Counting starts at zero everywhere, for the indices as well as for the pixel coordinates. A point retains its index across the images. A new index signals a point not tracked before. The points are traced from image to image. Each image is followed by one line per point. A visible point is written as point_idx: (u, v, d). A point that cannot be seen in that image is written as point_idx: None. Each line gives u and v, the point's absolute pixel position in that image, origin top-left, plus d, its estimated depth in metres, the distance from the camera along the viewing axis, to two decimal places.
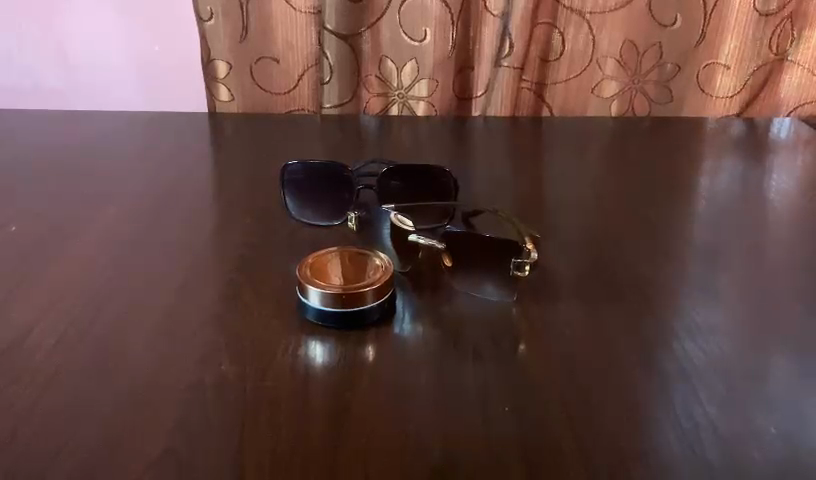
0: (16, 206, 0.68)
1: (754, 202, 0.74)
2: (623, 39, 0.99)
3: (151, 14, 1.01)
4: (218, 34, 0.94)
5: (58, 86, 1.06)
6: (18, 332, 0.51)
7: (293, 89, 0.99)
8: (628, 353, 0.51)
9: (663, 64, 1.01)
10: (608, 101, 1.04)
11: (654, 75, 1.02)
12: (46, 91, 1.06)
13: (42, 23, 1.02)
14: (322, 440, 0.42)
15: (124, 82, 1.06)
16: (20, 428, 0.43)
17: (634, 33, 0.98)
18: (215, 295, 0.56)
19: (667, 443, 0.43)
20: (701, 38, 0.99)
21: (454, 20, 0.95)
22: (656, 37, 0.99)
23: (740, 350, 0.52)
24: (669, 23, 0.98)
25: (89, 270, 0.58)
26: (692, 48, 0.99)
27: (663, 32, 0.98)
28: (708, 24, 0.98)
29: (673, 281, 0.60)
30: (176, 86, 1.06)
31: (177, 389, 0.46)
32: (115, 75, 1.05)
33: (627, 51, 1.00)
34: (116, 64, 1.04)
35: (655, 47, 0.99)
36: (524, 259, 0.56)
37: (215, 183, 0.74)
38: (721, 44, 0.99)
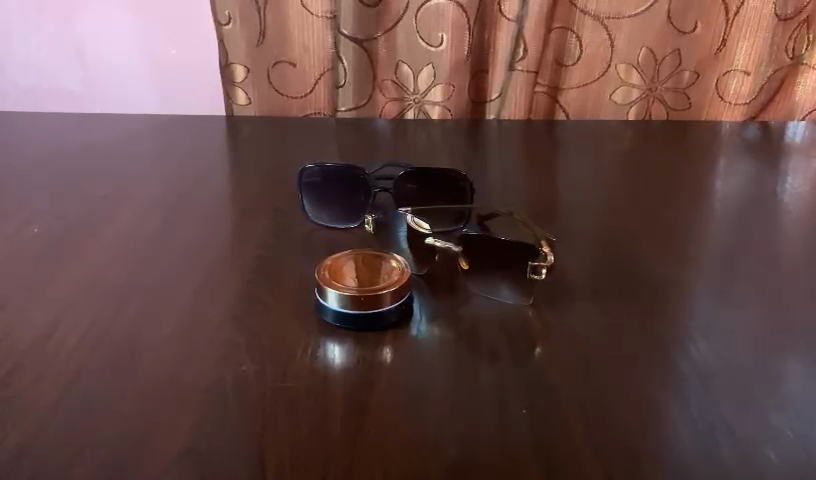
0: (37, 207, 0.70)
1: (767, 205, 0.74)
2: (639, 43, 0.99)
3: (169, 17, 1.02)
4: (235, 38, 0.95)
5: (75, 89, 1.07)
6: (41, 331, 0.52)
7: (309, 93, 0.99)
8: (643, 355, 0.52)
9: (678, 69, 1.01)
10: (626, 108, 1.04)
11: (672, 83, 1.02)
12: (64, 94, 1.07)
13: (58, 26, 1.03)
14: (342, 439, 0.43)
15: (141, 86, 1.07)
16: (44, 425, 0.44)
17: (649, 38, 0.98)
18: (233, 295, 0.57)
19: (680, 443, 0.44)
20: (720, 47, 1.00)
21: (469, 24, 0.95)
22: (673, 44, 0.99)
23: (753, 351, 0.52)
24: (685, 27, 0.98)
25: (109, 271, 0.59)
26: (713, 54, 1.00)
27: (679, 37, 0.98)
28: (730, 31, 0.98)
29: (687, 283, 0.61)
30: (190, 87, 1.07)
31: (197, 388, 0.47)
32: (133, 78, 1.06)
33: (644, 59, 1.00)
34: (134, 67, 1.06)
35: (674, 54, 1.00)
36: (539, 262, 0.57)
37: (232, 184, 0.75)
38: (736, 47, 0.99)
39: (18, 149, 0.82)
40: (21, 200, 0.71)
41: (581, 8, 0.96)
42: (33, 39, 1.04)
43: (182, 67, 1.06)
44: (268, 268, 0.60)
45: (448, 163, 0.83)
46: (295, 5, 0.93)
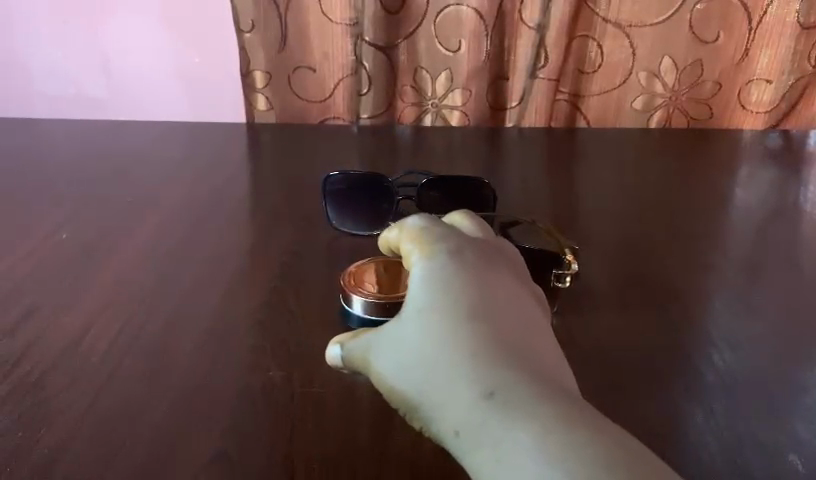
0: (65, 213, 0.71)
1: (787, 214, 0.74)
2: (661, 52, 0.99)
3: (196, 32, 1.04)
4: (258, 44, 0.95)
5: (98, 96, 1.09)
6: (71, 335, 0.53)
7: (327, 97, 1.00)
8: (667, 362, 0.52)
9: (699, 79, 1.01)
10: (648, 115, 1.04)
11: (695, 91, 1.02)
12: (87, 101, 1.09)
13: (84, 36, 1.04)
14: (369, 445, 0.44)
15: (163, 95, 1.08)
16: (77, 428, 0.45)
17: (672, 47, 0.99)
18: (260, 300, 0.57)
19: (708, 449, 0.44)
20: (745, 54, 1.00)
21: (488, 29, 0.95)
22: (697, 53, 0.99)
23: (776, 360, 0.52)
24: (707, 36, 0.98)
25: (137, 276, 0.60)
26: (735, 64, 1.00)
27: (702, 45, 0.98)
28: (753, 40, 0.98)
29: (710, 291, 0.61)
30: (212, 98, 1.08)
31: (226, 392, 0.48)
32: (156, 87, 1.08)
33: (667, 68, 1.00)
34: (157, 77, 1.07)
35: (697, 63, 1.00)
36: (563, 271, 0.57)
37: (256, 189, 0.76)
38: (758, 55, 1.00)
39: (44, 156, 0.83)
40: (50, 206, 0.72)
41: (602, 14, 0.96)
42: (57, 47, 1.05)
43: (204, 77, 1.07)
44: (294, 274, 0.61)
45: (468, 169, 0.84)
46: (314, 11, 0.94)
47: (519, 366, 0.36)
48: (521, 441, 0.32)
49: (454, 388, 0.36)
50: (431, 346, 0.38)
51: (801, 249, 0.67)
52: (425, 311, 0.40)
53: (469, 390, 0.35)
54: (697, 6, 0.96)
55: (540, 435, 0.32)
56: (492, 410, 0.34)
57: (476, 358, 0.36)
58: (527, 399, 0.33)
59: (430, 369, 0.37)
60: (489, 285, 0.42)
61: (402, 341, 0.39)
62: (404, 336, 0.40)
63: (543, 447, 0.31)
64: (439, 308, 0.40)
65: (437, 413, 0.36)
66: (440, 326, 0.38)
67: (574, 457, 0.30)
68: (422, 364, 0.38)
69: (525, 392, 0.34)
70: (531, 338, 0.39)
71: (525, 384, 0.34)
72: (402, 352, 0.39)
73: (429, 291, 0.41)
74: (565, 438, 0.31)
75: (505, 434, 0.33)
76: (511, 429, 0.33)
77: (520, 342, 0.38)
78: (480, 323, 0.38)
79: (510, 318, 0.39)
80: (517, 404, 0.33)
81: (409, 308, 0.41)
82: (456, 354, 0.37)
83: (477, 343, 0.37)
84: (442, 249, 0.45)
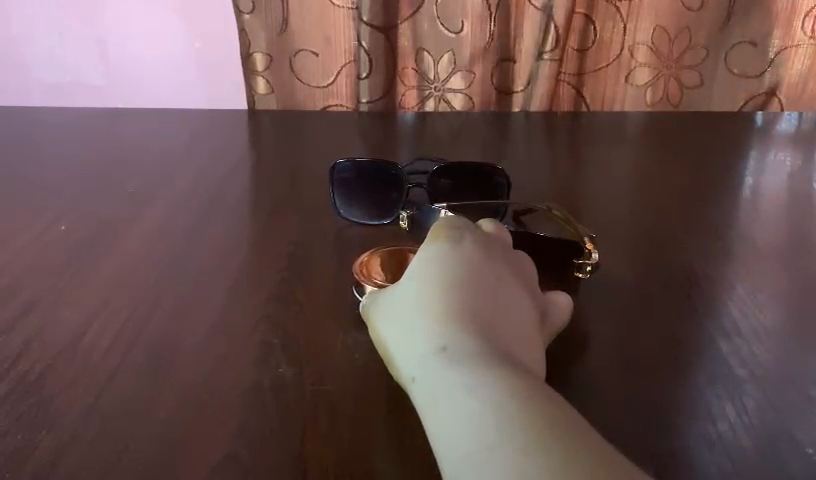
0: (64, 205, 0.69)
1: (803, 199, 0.72)
2: (656, 26, 1.05)
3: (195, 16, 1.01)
4: (263, 26, 0.93)
5: (96, 85, 1.06)
6: (72, 331, 0.51)
7: (331, 84, 0.98)
8: (694, 354, 0.50)
9: (693, 47, 1.07)
10: (641, 89, 1.10)
11: (684, 60, 1.08)
12: (88, 89, 1.06)
13: (82, 16, 1.01)
14: (387, 443, 0.42)
15: (163, 85, 1.06)
16: (79, 429, 0.43)
17: (667, 20, 1.05)
18: (267, 294, 0.55)
19: (745, 446, 0.42)
20: (728, 19, 1.05)
21: (492, 16, 0.95)
22: (685, 21, 1.05)
23: (809, 352, 0.50)
24: (697, 6, 1.04)
25: (138, 271, 0.58)
26: (718, 30, 1.06)
27: (692, 16, 1.04)
28: (733, 6, 1.04)
29: (732, 280, 0.59)
30: (211, 86, 1.06)
31: (234, 389, 0.46)
32: (156, 75, 1.05)
33: (660, 37, 1.06)
34: (155, 65, 1.04)
35: (685, 31, 1.06)
36: (583, 260, 0.57)
37: (259, 179, 0.74)
38: (748, 24, 1.05)
39: (42, 146, 0.81)
40: (49, 198, 0.70)
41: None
42: (56, 34, 1.02)
43: (205, 66, 1.04)
44: (301, 265, 0.59)
45: (477, 156, 0.81)
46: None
47: (478, 329, 0.39)
48: (456, 389, 0.35)
49: (420, 341, 0.40)
50: (411, 308, 0.42)
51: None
52: (413, 279, 0.44)
53: (429, 344, 0.39)
54: None
55: (472, 384, 0.35)
56: (441, 363, 0.37)
57: (443, 319, 0.40)
58: (473, 356, 0.37)
59: (408, 326, 0.42)
60: (478, 259, 0.45)
61: (394, 301, 0.44)
62: (396, 297, 0.44)
63: (473, 393, 0.35)
64: (424, 275, 0.44)
65: (407, 363, 0.40)
66: (424, 288, 0.43)
67: (493, 403, 0.33)
68: (404, 323, 0.42)
69: (473, 350, 0.37)
70: (501, 306, 0.42)
71: (476, 345, 0.38)
72: (392, 312, 0.44)
73: (420, 262, 0.45)
74: (492, 389, 0.34)
75: (446, 385, 0.36)
76: (452, 378, 0.36)
77: (488, 309, 0.41)
78: (453, 288, 0.42)
79: (488, 286, 0.43)
80: (464, 359, 0.37)
81: (405, 275, 0.46)
82: (430, 315, 0.41)
83: (445, 308, 0.40)
84: (448, 223, 0.48)
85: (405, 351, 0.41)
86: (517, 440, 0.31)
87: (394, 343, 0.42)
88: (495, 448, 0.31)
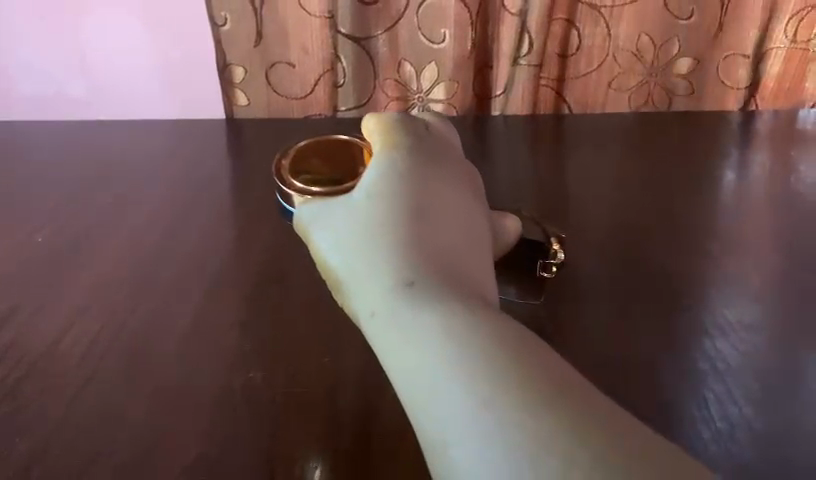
0: (45, 211, 0.71)
1: (783, 207, 0.71)
2: (640, 36, 0.86)
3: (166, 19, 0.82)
4: (235, 39, 0.81)
5: (42, 90, 0.89)
6: (48, 342, 0.55)
7: (309, 95, 0.86)
8: (662, 351, 0.55)
9: (680, 59, 0.88)
10: (626, 98, 0.91)
11: (670, 69, 0.89)
12: (63, 99, 0.89)
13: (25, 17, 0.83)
14: (353, 450, 0.46)
15: (122, 89, 0.89)
16: (53, 439, 0.48)
17: (652, 34, 0.86)
18: (240, 300, 0.58)
19: (752, 434, 0.49)
20: (717, 33, 0.86)
21: (473, 22, 0.82)
22: (673, 29, 0.85)
23: (773, 345, 0.55)
24: (688, 17, 0.84)
25: (116, 274, 0.61)
26: (709, 40, 0.86)
27: (681, 29, 0.85)
28: (727, 13, 0.84)
29: (697, 284, 0.61)
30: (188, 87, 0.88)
31: (206, 397, 0.50)
32: (111, 78, 0.88)
33: (646, 46, 0.87)
34: (106, 60, 0.86)
35: (674, 41, 0.86)
36: (549, 260, 0.58)
37: (237, 182, 0.75)
38: (738, 31, 0.85)
39: (26, 151, 0.82)
40: (32, 202, 0.72)
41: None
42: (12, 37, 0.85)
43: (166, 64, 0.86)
44: (275, 270, 0.61)
45: None
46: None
47: (432, 257, 0.42)
48: (417, 326, 0.39)
49: (376, 269, 0.43)
50: (369, 243, 0.44)
51: (794, 251, 0.65)
52: (370, 210, 0.46)
53: (395, 282, 0.41)
54: None
55: (436, 322, 0.38)
56: (407, 302, 0.40)
57: (399, 247, 0.43)
58: (437, 294, 0.40)
59: (361, 250, 0.44)
60: (429, 183, 0.48)
61: (344, 224, 0.47)
62: (345, 217, 0.47)
63: (437, 333, 0.38)
64: (377, 202, 0.46)
65: (359, 288, 0.44)
66: (377, 215, 0.45)
67: (466, 353, 0.36)
68: (356, 247, 0.45)
69: (438, 289, 0.40)
70: (463, 240, 0.46)
71: (440, 284, 0.41)
72: (339, 232, 0.46)
73: (375, 192, 0.47)
74: (454, 329, 0.37)
75: (414, 325, 0.39)
76: (412, 313, 0.39)
77: (449, 244, 0.44)
78: (414, 224, 0.44)
79: (438, 213, 0.46)
80: (429, 298, 0.40)
81: (359, 200, 0.47)
82: (386, 248, 0.43)
83: (407, 243, 0.43)
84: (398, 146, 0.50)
85: (357, 275, 0.44)
86: (488, 386, 0.35)
87: (343, 264, 0.45)
88: (466, 392, 0.35)
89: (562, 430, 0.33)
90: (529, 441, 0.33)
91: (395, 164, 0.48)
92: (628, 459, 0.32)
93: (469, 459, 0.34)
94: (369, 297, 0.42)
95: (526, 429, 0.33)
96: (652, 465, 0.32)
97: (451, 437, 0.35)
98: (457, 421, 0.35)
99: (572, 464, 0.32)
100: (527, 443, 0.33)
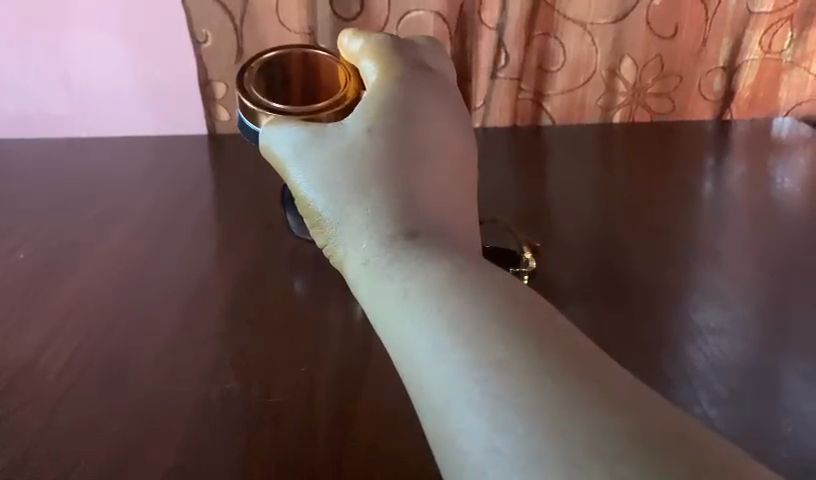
0: (28, 228, 0.72)
1: (761, 217, 0.72)
2: (624, 53, 0.82)
3: (141, 37, 0.79)
4: (215, 58, 0.80)
5: (15, 111, 0.85)
6: (30, 353, 0.56)
7: None
8: (633, 357, 0.57)
9: (666, 77, 0.84)
10: (608, 114, 0.88)
11: (655, 86, 0.85)
12: (41, 123, 0.86)
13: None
14: (326, 456, 0.48)
15: (101, 109, 0.85)
16: (33, 447, 0.49)
17: (636, 50, 0.82)
18: (221, 314, 0.59)
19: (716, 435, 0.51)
20: (703, 45, 0.82)
21: (451, 34, 0.80)
22: (655, 48, 0.82)
23: (749, 354, 0.57)
24: (672, 33, 0.80)
25: (98, 293, 0.62)
26: (695, 55, 0.82)
27: (666, 45, 0.81)
28: (712, 27, 0.80)
29: (667, 295, 0.63)
30: (169, 107, 0.85)
31: (186, 404, 0.52)
32: (88, 98, 0.84)
33: (626, 66, 0.83)
34: (84, 80, 0.82)
35: (656, 60, 0.83)
36: (521, 268, 0.63)
37: (220, 196, 0.76)
38: (713, 45, 0.82)
39: (8, 173, 0.83)
40: (15, 220, 0.73)
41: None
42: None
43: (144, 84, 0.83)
44: (256, 285, 0.62)
45: None
46: (271, 9, 0.77)
47: (420, 217, 0.46)
48: (407, 285, 0.41)
49: (368, 231, 0.46)
50: (360, 197, 0.47)
51: (772, 260, 0.67)
52: (361, 163, 0.48)
53: (387, 236, 0.45)
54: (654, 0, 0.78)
55: (428, 282, 0.41)
56: (398, 254, 0.43)
57: (386, 207, 0.46)
58: (426, 248, 0.43)
59: (351, 205, 0.47)
60: (421, 127, 0.50)
61: (330, 170, 0.49)
62: (332, 163, 0.49)
63: (429, 295, 0.40)
64: (362, 158, 0.48)
65: (350, 242, 0.47)
66: (365, 170, 0.48)
67: (453, 314, 0.39)
68: (348, 197, 0.48)
69: (428, 246, 0.43)
70: (451, 190, 0.49)
71: (431, 241, 0.44)
72: (329, 173, 0.49)
73: (366, 144, 0.49)
74: (447, 291, 0.40)
75: (406, 277, 0.42)
76: (402, 274, 0.42)
77: (438, 195, 0.48)
78: (402, 178, 0.47)
79: (427, 165, 0.48)
80: (417, 254, 0.43)
81: (348, 147, 0.49)
82: (377, 202, 0.46)
83: (397, 199, 0.46)
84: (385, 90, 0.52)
85: (348, 232, 0.47)
86: (483, 350, 0.37)
87: (334, 215, 0.49)
88: (461, 355, 0.37)
89: (559, 394, 0.34)
90: (526, 407, 0.35)
91: (384, 111, 0.50)
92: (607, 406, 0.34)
93: (470, 420, 0.36)
94: (361, 253, 0.45)
95: (524, 396, 0.35)
96: (642, 421, 0.34)
97: (446, 400, 0.37)
98: (453, 386, 0.37)
99: (568, 431, 0.33)
100: (524, 410, 0.35)
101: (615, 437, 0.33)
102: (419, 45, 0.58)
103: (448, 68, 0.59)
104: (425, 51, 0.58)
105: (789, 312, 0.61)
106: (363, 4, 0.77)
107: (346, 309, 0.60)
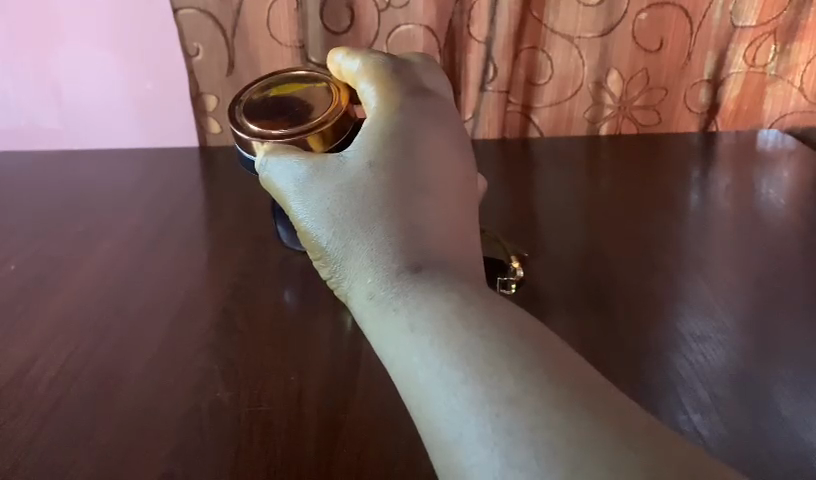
0: (19, 240, 0.72)
1: (746, 228, 0.73)
2: (612, 66, 0.83)
3: (136, 49, 0.80)
4: (206, 70, 0.80)
5: (7, 124, 0.85)
6: (20, 364, 0.57)
7: None
8: (621, 364, 0.58)
9: (652, 89, 0.86)
10: (595, 126, 0.89)
11: (641, 99, 0.87)
12: (33, 132, 0.86)
13: None
14: (316, 458, 0.48)
15: (92, 121, 0.86)
16: (24, 456, 0.49)
17: (624, 63, 0.83)
18: (211, 324, 0.60)
19: (700, 441, 0.51)
20: (688, 59, 0.83)
21: (440, 47, 0.80)
22: (641, 62, 0.83)
23: (741, 362, 0.58)
24: (658, 47, 0.82)
25: (88, 306, 0.62)
26: (679, 69, 0.84)
27: (652, 59, 0.83)
28: (695, 42, 0.82)
29: (652, 304, 0.64)
30: (160, 120, 0.86)
31: (176, 414, 0.52)
32: (78, 111, 0.84)
33: (613, 79, 0.84)
34: (75, 93, 0.83)
35: (642, 73, 0.84)
36: (509, 278, 0.64)
37: (210, 205, 0.77)
38: (699, 59, 0.83)
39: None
40: (6, 232, 0.74)
41: (536, 12, 0.79)
42: None
43: (136, 98, 0.84)
44: (247, 296, 0.63)
45: None
46: (261, 25, 0.78)
47: (425, 248, 0.45)
48: (415, 321, 0.41)
49: (372, 266, 0.45)
50: (365, 233, 0.46)
51: (757, 271, 0.67)
52: (363, 197, 0.47)
53: (394, 274, 0.44)
54: (640, 15, 0.79)
55: (437, 317, 0.40)
56: (405, 296, 0.43)
57: (389, 241, 0.45)
58: (429, 286, 0.43)
59: (352, 238, 0.47)
60: (422, 154, 0.49)
61: (331, 207, 0.48)
62: (332, 198, 0.48)
63: (438, 333, 0.40)
64: (364, 191, 0.47)
65: (354, 276, 0.46)
66: (368, 204, 0.47)
67: (465, 352, 0.38)
68: (350, 233, 0.47)
69: (432, 282, 0.43)
70: (455, 216, 0.48)
71: (437, 280, 0.43)
72: (331, 210, 0.48)
73: (368, 177, 0.48)
74: (457, 328, 0.39)
75: (412, 317, 0.41)
76: (409, 310, 0.42)
77: (444, 223, 0.47)
78: (406, 209, 0.46)
79: (429, 194, 0.47)
80: (421, 295, 0.42)
81: (348, 182, 0.48)
82: (381, 239, 0.45)
83: (402, 232, 0.45)
84: (384, 121, 0.51)
85: (352, 266, 0.47)
86: (492, 387, 0.36)
87: (335, 248, 0.48)
88: (473, 391, 0.36)
89: (573, 427, 0.33)
90: (539, 444, 0.33)
91: (384, 143, 0.49)
92: (611, 431, 0.33)
93: (480, 457, 0.34)
94: (367, 287, 0.45)
95: (537, 431, 0.34)
96: (646, 445, 0.33)
97: (456, 436, 0.36)
98: (465, 423, 0.35)
99: (580, 467, 0.32)
100: (536, 446, 0.33)
101: (625, 470, 0.31)
102: (417, 69, 0.58)
103: (443, 86, 0.60)
104: (423, 71, 0.59)
105: (775, 323, 0.61)
106: (353, 19, 0.78)
107: (335, 320, 0.60)
